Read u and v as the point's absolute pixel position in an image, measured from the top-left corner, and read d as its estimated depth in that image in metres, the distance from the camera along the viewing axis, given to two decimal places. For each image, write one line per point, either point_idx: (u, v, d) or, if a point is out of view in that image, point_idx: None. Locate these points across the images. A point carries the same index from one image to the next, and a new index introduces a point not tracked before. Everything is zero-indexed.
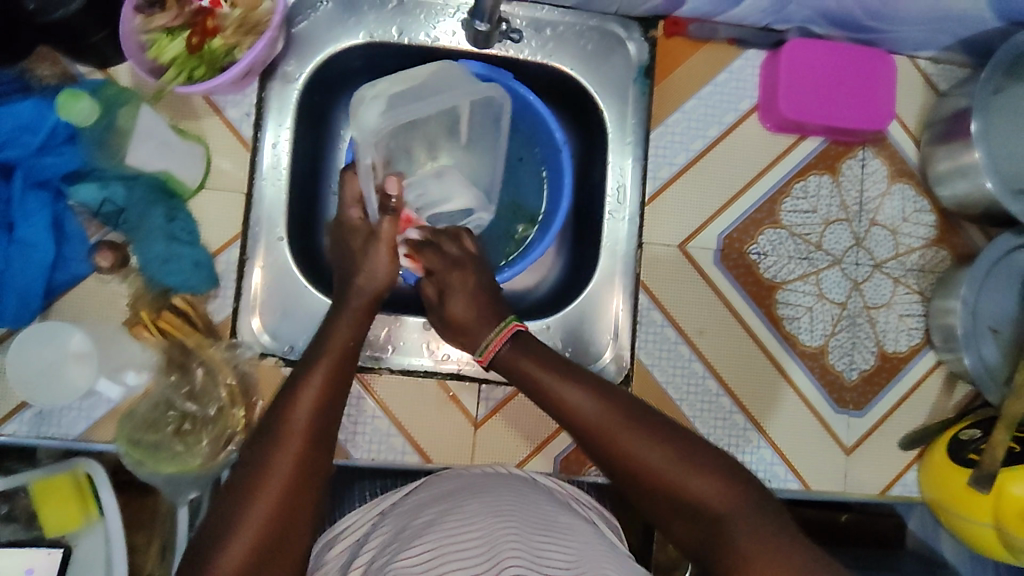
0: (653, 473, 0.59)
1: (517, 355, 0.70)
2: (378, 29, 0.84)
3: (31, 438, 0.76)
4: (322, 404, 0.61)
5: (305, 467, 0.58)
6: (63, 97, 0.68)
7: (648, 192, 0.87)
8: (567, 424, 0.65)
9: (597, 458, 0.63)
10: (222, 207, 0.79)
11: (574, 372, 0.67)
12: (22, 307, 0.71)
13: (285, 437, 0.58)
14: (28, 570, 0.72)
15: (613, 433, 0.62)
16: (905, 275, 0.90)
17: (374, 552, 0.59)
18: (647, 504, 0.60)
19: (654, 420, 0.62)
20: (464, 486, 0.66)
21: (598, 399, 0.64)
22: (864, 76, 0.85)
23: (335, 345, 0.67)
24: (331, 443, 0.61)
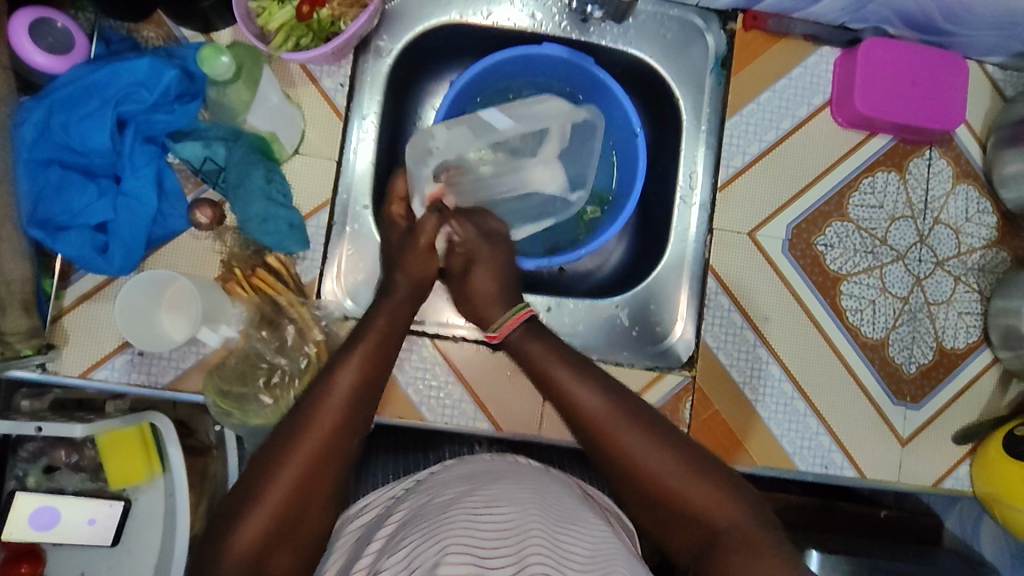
0: (657, 478, 0.62)
1: (530, 345, 0.71)
2: (468, 9, 0.86)
3: (120, 384, 0.77)
4: (358, 385, 0.64)
5: (331, 448, 0.61)
6: (206, 51, 0.68)
7: (721, 179, 0.89)
8: (569, 419, 0.66)
9: (596, 455, 0.65)
10: (314, 173, 0.82)
11: (582, 366, 0.68)
12: (127, 256, 0.73)
13: (317, 414, 0.61)
14: (90, 520, 0.97)
15: (614, 431, 0.64)
16: (965, 274, 0.92)
17: (398, 525, 0.62)
18: (636, 502, 0.64)
19: (652, 424, 0.65)
20: (487, 468, 0.70)
21: (605, 396, 0.66)
22: (938, 77, 0.87)
23: (371, 338, 0.68)
24: (357, 430, 0.63)
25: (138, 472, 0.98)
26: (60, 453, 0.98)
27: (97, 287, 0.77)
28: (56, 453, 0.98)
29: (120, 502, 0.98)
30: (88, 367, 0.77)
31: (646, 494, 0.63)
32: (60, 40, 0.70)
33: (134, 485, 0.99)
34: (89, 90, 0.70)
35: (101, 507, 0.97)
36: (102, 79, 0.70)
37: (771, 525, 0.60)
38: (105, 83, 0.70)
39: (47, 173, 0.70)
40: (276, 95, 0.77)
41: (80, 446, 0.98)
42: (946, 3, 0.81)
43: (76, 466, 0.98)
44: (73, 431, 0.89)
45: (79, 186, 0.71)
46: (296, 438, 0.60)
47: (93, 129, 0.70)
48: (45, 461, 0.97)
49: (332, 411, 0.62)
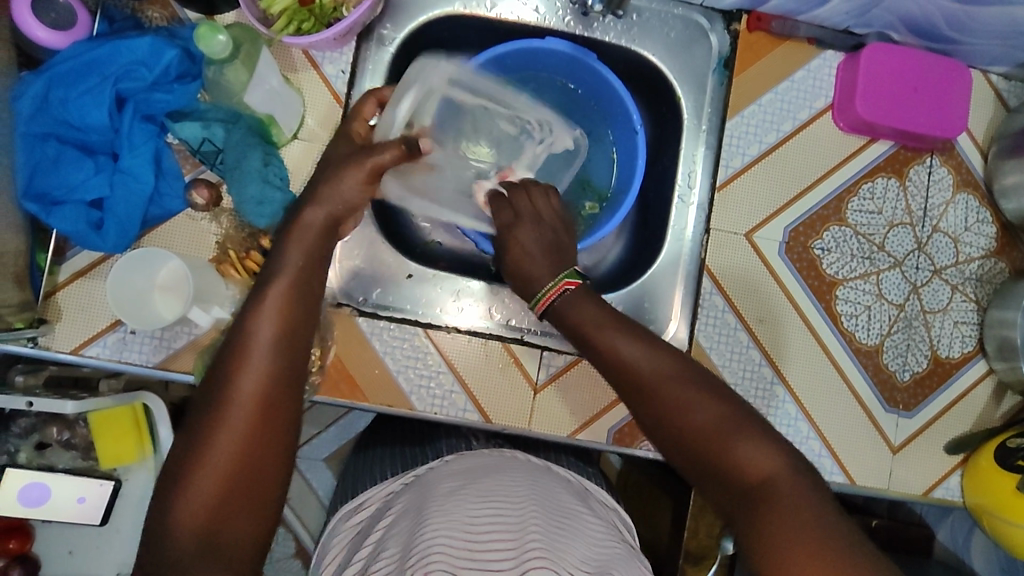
0: (699, 431, 0.62)
1: (576, 305, 0.72)
2: (473, 1, 0.86)
3: (110, 362, 0.77)
4: (280, 327, 0.58)
5: (265, 398, 0.55)
6: (202, 28, 0.68)
7: (720, 179, 0.89)
8: (614, 372, 0.68)
9: (640, 409, 0.66)
10: (312, 158, 0.82)
11: (629, 327, 0.69)
12: (121, 234, 0.73)
13: (241, 364, 0.56)
14: (80, 498, 0.97)
15: (660, 388, 0.64)
16: (963, 283, 0.92)
17: (396, 516, 0.63)
18: (684, 460, 0.63)
19: (704, 382, 0.65)
20: (484, 464, 0.70)
21: (652, 352, 0.67)
22: (941, 84, 0.87)
23: (290, 271, 0.61)
24: (292, 379, 0.57)
25: (129, 452, 0.98)
26: (51, 430, 0.97)
27: (92, 264, 0.77)
28: (47, 430, 0.97)
29: (110, 481, 0.97)
30: (79, 344, 0.77)
31: (690, 451, 0.62)
32: (63, 16, 0.71)
33: (125, 465, 0.98)
34: (89, 66, 0.70)
35: (91, 486, 0.97)
36: (103, 56, 0.70)
37: (816, 482, 0.58)
38: (106, 60, 0.70)
39: (44, 148, 0.70)
40: (275, 79, 0.77)
41: (73, 424, 0.97)
42: (950, 9, 0.81)
43: (67, 444, 0.98)
44: (64, 408, 0.89)
45: (76, 161, 0.71)
46: (224, 399, 0.55)
47: (92, 105, 0.71)
48: (37, 438, 0.97)
49: (258, 361, 0.56)
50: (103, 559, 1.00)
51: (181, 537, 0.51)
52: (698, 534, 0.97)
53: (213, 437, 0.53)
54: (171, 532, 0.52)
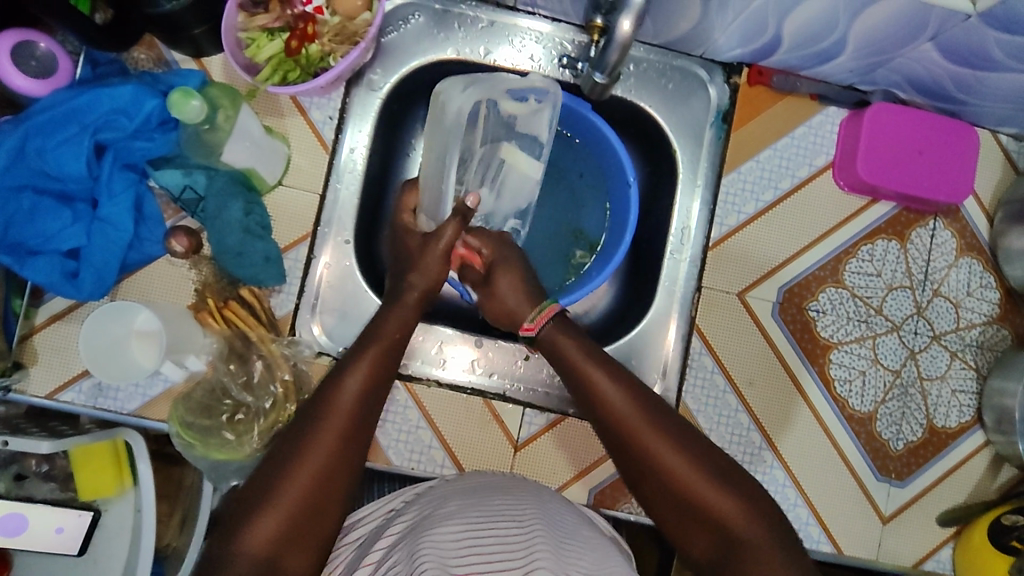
0: (682, 483, 0.62)
1: (558, 341, 0.70)
2: (465, 47, 0.85)
3: (86, 408, 0.77)
4: (368, 382, 0.65)
5: (343, 446, 0.62)
6: (175, 96, 0.67)
7: (713, 237, 0.87)
8: (597, 415, 0.67)
9: (620, 450, 0.66)
10: (297, 206, 0.81)
11: (612, 366, 0.68)
12: (98, 283, 0.72)
13: (332, 413, 0.63)
14: (57, 528, 0.97)
15: (640, 434, 0.64)
16: (962, 350, 0.89)
17: (402, 534, 0.61)
18: (661, 506, 0.64)
19: (681, 430, 0.65)
20: (488, 484, 0.69)
21: (629, 392, 0.66)
22: (947, 147, 0.84)
23: (386, 335, 0.69)
24: (369, 430, 0.64)
25: (109, 485, 0.98)
26: (31, 462, 0.97)
27: (68, 309, 0.76)
28: (27, 462, 0.97)
29: (89, 513, 0.97)
30: (55, 388, 0.76)
31: (663, 497, 0.64)
32: (44, 63, 0.70)
33: (104, 497, 0.99)
34: (68, 115, 0.69)
35: (70, 516, 0.97)
36: (83, 105, 0.69)
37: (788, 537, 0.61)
38: (85, 108, 0.69)
39: (19, 199, 0.69)
40: (257, 130, 0.75)
41: (52, 457, 0.97)
42: (958, 73, 0.78)
43: (45, 476, 0.98)
44: (39, 448, 0.88)
45: (53, 211, 0.70)
46: (309, 437, 0.61)
47: (69, 156, 0.69)
48: (16, 469, 0.96)
49: (346, 410, 0.63)
50: None
51: (249, 560, 0.56)
52: None
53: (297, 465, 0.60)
54: (238, 552, 0.57)
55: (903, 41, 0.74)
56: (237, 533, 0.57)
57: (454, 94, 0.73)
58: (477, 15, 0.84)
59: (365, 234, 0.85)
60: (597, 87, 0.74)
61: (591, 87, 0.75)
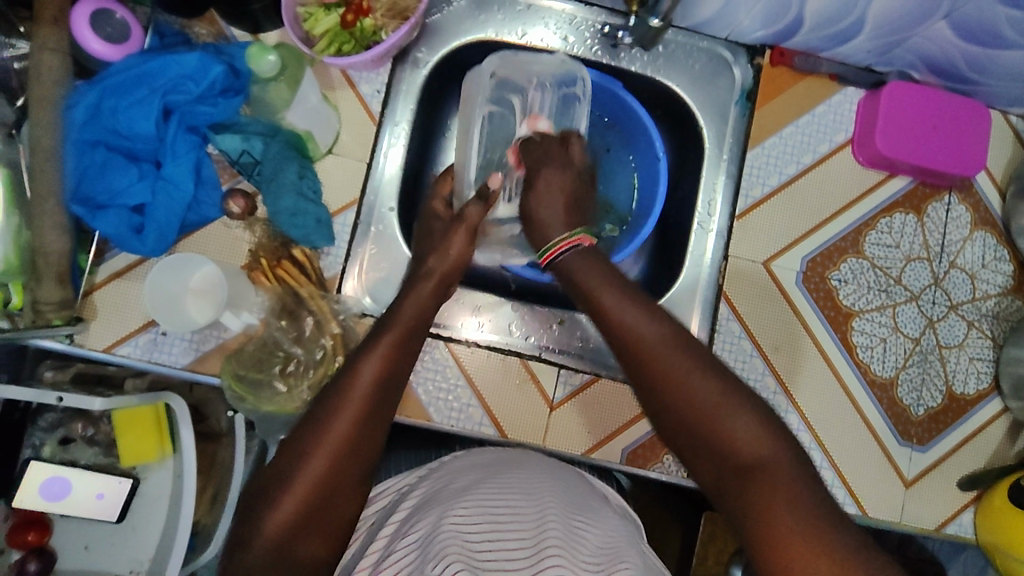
0: (693, 403, 0.61)
1: (579, 267, 0.71)
2: (504, 28, 0.90)
3: (140, 362, 0.79)
4: (383, 371, 0.65)
5: (357, 432, 0.62)
6: (255, 50, 0.73)
7: (739, 209, 0.91)
8: (613, 341, 0.67)
9: (632, 373, 0.65)
10: (345, 173, 0.85)
11: (631, 294, 0.68)
12: (160, 239, 0.76)
13: (345, 400, 0.62)
14: (98, 494, 0.98)
15: (657, 357, 0.63)
16: (979, 319, 0.92)
17: (418, 504, 0.64)
18: (673, 429, 0.63)
19: (698, 351, 0.64)
20: (502, 458, 0.72)
21: (642, 309, 0.66)
22: (961, 124, 0.89)
23: (399, 322, 0.70)
24: (384, 421, 0.64)
25: (150, 451, 1.00)
26: (77, 426, 1.00)
27: (128, 267, 0.80)
28: (72, 426, 1.00)
29: (128, 480, 0.99)
30: (112, 342, 0.79)
31: (673, 416, 0.63)
32: (118, 30, 0.74)
33: (144, 463, 1.00)
34: (139, 78, 0.73)
35: (110, 483, 0.99)
36: (153, 70, 0.74)
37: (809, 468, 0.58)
38: (155, 73, 0.74)
39: (92, 154, 0.74)
40: (315, 96, 0.80)
41: (98, 419, 1.00)
42: (971, 52, 0.83)
43: (91, 440, 1.00)
44: (91, 405, 0.91)
45: (122, 168, 0.75)
46: (325, 427, 0.61)
47: (139, 116, 0.74)
48: (62, 432, 0.99)
49: (360, 396, 0.63)
50: (116, 556, 1.01)
51: (265, 545, 0.57)
52: (707, 559, 0.94)
53: (305, 458, 0.60)
54: (255, 537, 0.58)
55: (919, 20, 0.79)
56: (254, 519, 0.58)
57: (481, 81, 0.86)
58: None
59: (407, 203, 0.90)
60: (647, 36, 0.83)
61: (641, 36, 0.84)
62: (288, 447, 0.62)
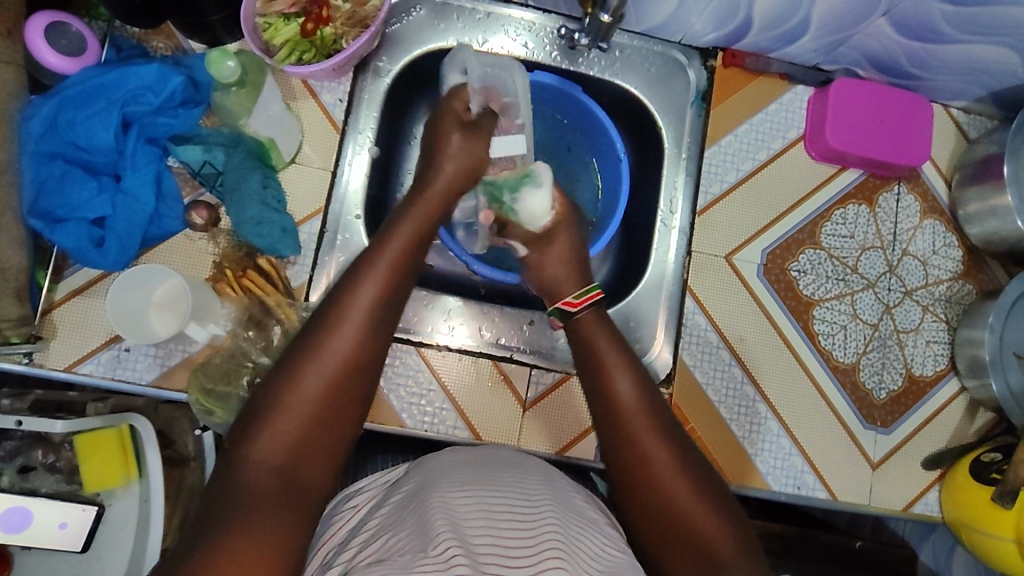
0: (664, 487, 0.64)
1: (595, 337, 0.76)
2: (465, 36, 0.91)
3: (103, 380, 0.78)
4: (382, 291, 0.65)
5: (357, 353, 0.62)
6: (213, 54, 0.72)
7: (700, 205, 0.93)
8: (606, 408, 0.70)
9: (612, 444, 0.68)
10: (310, 183, 0.85)
11: (636, 369, 0.73)
12: (121, 252, 0.75)
13: (343, 317, 0.63)
14: (60, 524, 0.95)
15: (643, 436, 0.67)
16: (933, 304, 0.96)
17: (406, 494, 0.63)
18: (637, 504, 0.65)
19: (680, 440, 0.68)
20: (493, 456, 0.69)
21: (638, 388, 0.71)
22: (905, 116, 0.93)
23: (398, 241, 0.70)
24: (383, 343, 0.64)
25: (114, 475, 0.96)
26: (37, 453, 0.96)
27: (89, 283, 0.78)
28: (33, 453, 0.96)
29: (92, 507, 0.96)
30: (74, 361, 0.77)
31: (642, 487, 0.65)
32: (73, 43, 0.74)
33: (109, 487, 0.97)
34: (98, 90, 0.73)
35: (72, 512, 0.95)
36: (111, 81, 0.73)
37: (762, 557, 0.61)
38: (114, 85, 0.74)
39: (50, 167, 0.73)
40: (276, 105, 0.81)
41: (59, 447, 0.96)
42: (911, 47, 0.87)
43: (52, 467, 0.96)
44: (53, 426, 0.91)
45: (80, 181, 0.74)
46: (321, 341, 0.61)
47: (98, 127, 0.73)
48: (21, 461, 0.96)
49: (357, 316, 0.63)
50: None
51: (259, 471, 0.55)
52: None
53: (300, 381, 0.59)
54: (249, 460, 0.56)
55: (859, 18, 0.83)
56: (248, 443, 0.57)
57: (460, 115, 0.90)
58: (475, 5, 0.91)
59: (374, 210, 0.90)
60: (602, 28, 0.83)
61: (597, 29, 0.84)
62: (282, 367, 0.61)
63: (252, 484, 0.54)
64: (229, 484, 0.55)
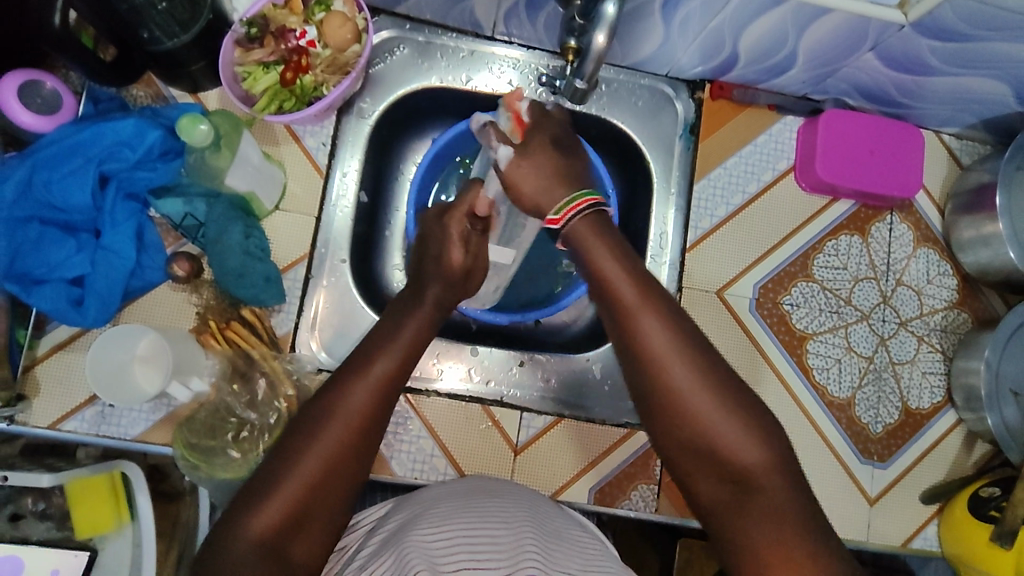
0: (697, 417, 0.59)
1: (596, 249, 0.66)
2: (448, 75, 0.90)
3: (88, 436, 0.77)
4: (387, 379, 0.62)
5: (357, 436, 0.59)
6: (185, 121, 0.71)
7: (690, 240, 0.92)
8: (626, 339, 0.62)
9: (640, 375, 0.62)
10: (293, 229, 0.84)
11: (652, 293, 0.63)
12: (102, 309, 0.74)
13: (344, 400, 0.60)
14: (53, 571, 0.92)
15: (671, 363, 0.60)
16: (928, 334, 0.94)
17: (392, 532, 0.62)
18: (669, 436, 0.61)
19: (715, 365, 0.61)
20: (476, 486, 0.70)
21: (674, 332, 0.61)
22: (894, 145, 0.92)
23: (415, 319, 0.68)
24: (382, 425, 0.61)
25: (106, 521, 0.95)
26: (26, 501, 0.93)
27: (71, 338, 0.78)
28: (20, 501, 0.93)
29: (85, 552, 0.93)
30: (57, 418, 0.76)
31: (671, 421, 0.60)
32: (48, 100, 0.73)
33: (101, 534, 0.95)
34: (72, 149, 0.72)
35: (65, 557, 0.93)
36: (86, 139, 0.72)
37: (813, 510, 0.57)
38: (89, 143, 0.72)
39: (25, 230, 0.71)
40: (256, 156, 0.79)
41: (48, 493, 0.93)
42: (899, 79, 0.85)
43: (42, 514, 0.93)
44: (39, 481, 0.90)
45: (58, 241, 0.73)
46: (324, 422, 0.59)
47: (74, 187, 0.72)
48: (11, 509, 0.93)
49: (360, 401, 0.60)
50: None
51: (249, 548, 0.54)
52: None
53: (299, 460, 0.57)
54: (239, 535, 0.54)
55: (847, 52, 0.81)
56: (240, 518, 0.55)
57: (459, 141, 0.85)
58: (458, 44, 0.90)
59: (360, 252, 0.89)
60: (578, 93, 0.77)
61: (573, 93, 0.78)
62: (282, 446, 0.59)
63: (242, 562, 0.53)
64: (216, 555, 0.53)
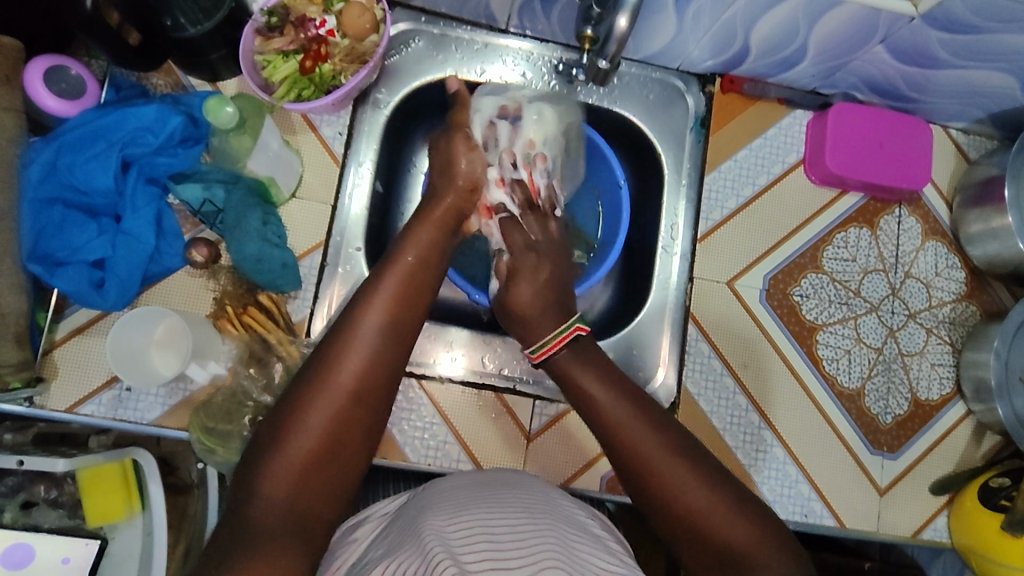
0: (672, 489, 0.59)
1: (563, 343, 0.72)
2: (462, 67, 0.91)
3: (104, 420, 0.77)
4: (388, 326, 0.64)
5: (362, 385, 0.60)
6: (211, 101, 0.72)
7: (701, 231, 0.93)
8: (595, 423, 0.66)
9: (613, 456, 0.63)
10: (309, 217, 0.85)
11: (612, 375, 0.69)
12: (122, 292, 0.75)
13: (347, 352, 0.61)
14: (64, 559, 0.92)
15: (637, 438, 0.62)
16: (937, 326, 0.95)
17: (408, 519, 0.62)
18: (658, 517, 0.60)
19: (681, 434, 0.63)
20: (489, 478, 0.68)
21: (633, 404, 0.65)
22: (903, 138, 0.93)
23: (410, 270, 0.70)
24: (388, 375, 0.62)
25: (117, 510, 0.94)
26: (39, 489, 0.93)
27: (90, 323, 0.78)
28: (33, 489, 0.93)
29: (96, 541, 0.92)
30: (75, 402, 0.77)
31: (647, 497, 0.60)
32: (73, 86, 0.74)
33: (111, 524, 0.94)
34: (95, 133, 0.73)
35: (77, 546, 0.92)
36: (109, 124, 0.74)
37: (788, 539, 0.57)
38: (112, 127, 0.74)
39: (49, 212, 0.73)
40: (276, 142, 0.81)
41: (60, 482, 0.94)
42: (908, 72, 0.87)
43: (54, 501, 0.94)
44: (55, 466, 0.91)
45: (80, 224, 0.74)
46: (329, 375, 0.60)
47: (96, 170, 0.73)
48: (23, 496, 0.93)
49: (362, 352, 0.61)
50: None
51: (264, 509, 0.54)
52: None
53: (304, 413, 0.58)
54: (256, 497, 0.54)
55: (857, 45, 0.83)
56: (253, 487, 0.55)
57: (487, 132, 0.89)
58: (473, 37, 0.91)
59: (375, 242, 0.90)
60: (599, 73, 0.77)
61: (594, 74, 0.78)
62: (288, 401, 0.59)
63: (260, 521, 0.53)
64: (234, 517, 0.53)
